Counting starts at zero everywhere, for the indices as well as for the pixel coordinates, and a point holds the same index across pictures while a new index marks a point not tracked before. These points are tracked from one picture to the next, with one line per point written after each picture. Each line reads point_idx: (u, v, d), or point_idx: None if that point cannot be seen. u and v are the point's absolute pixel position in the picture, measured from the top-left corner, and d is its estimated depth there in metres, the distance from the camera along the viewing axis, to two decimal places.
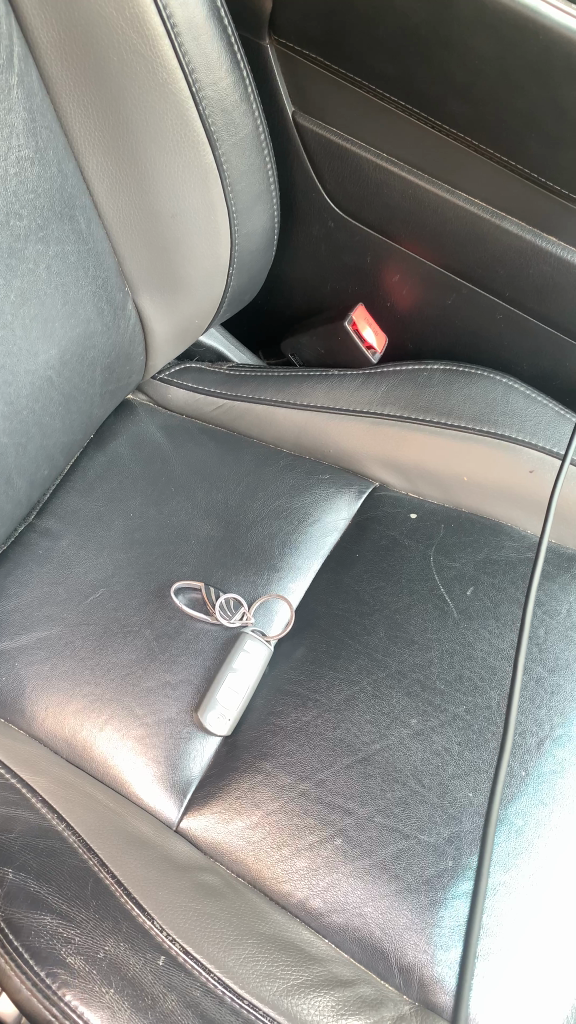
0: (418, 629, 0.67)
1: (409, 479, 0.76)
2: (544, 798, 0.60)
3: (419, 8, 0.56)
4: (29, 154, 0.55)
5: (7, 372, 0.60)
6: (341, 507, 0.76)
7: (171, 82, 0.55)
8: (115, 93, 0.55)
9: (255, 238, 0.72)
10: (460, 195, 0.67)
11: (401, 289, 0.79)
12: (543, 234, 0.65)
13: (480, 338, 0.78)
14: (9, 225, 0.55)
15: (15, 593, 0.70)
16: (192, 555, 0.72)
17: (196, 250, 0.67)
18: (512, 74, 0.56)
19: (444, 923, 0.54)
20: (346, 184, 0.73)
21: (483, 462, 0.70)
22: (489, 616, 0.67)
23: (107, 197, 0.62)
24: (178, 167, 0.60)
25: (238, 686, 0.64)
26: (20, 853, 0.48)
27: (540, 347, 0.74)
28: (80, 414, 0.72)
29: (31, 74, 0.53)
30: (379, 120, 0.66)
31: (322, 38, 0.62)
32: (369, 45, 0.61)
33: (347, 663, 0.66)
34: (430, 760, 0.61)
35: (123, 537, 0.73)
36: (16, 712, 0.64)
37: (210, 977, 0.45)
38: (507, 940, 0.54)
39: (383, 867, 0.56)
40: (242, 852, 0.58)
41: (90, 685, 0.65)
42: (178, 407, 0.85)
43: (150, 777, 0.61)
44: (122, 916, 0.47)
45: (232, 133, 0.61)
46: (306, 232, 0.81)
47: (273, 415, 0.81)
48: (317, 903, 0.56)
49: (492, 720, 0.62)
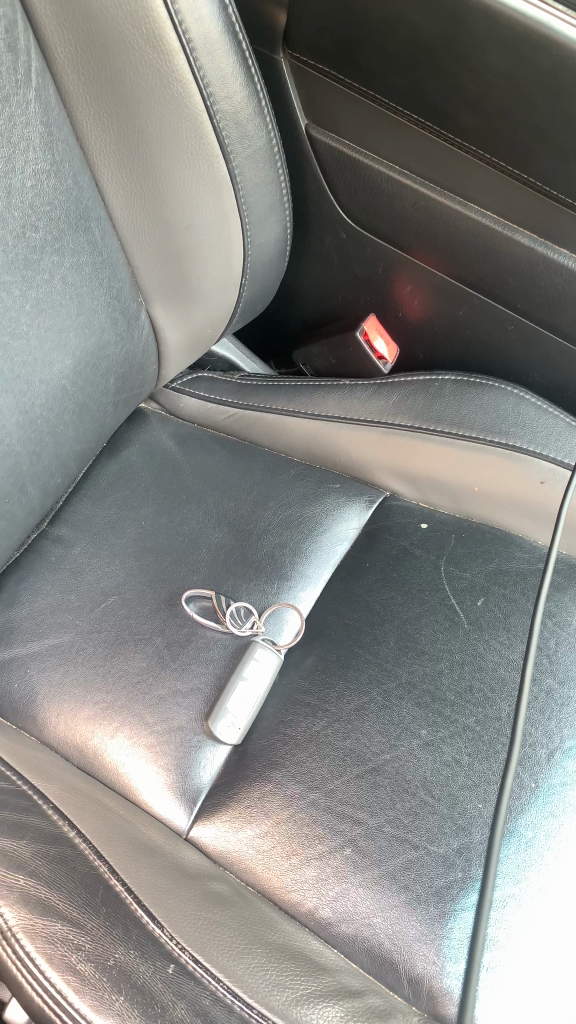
0: (428, 639, 0.67)
1: (419, 488, 0.76)
2: (554, 809, 0.60)
3: (431, 23, 0.57)
4: (46, 166, 0.55)
5: (22, 381, 0.61)
6: (351, 516, 0.77)
7: (187, 96, 0.56)
8: (131, 107, 0.56)
9: (267, 248, 0.72)
10: (473, 207, 0.67)
11: (412, 299, 0.79)
12: (554, 247, 0.65)
13: (491, 349, 0.78)
14: (25, 237, 0.56)
15: (28, 599, 0.70)
16: (203, 563, 0.73)
17: (210, 259, 0.67)
18: (525, 90, 0.56)
19: (453, 934, 0.54)
20: (359, 195, 0.73)
21: (494, 472, 0.71)
22: (500, 628, 0.67)
23: (122, 207, 0.63)
24: (193, 180, 0.61)
25: (249, 694, 0.64)
26: (31, 859, 0.48)
27: (551, 357, 0.74)
28: (93, 423, 0.72)
29: (49, 88, 0.54)
30: (391, 133, 0.66)
31: (336, 52, 0.63)
32: (382, 59, 0.61)
33: (357, 673, 0.66)
34: (440, 771, 0.61)
35: (135, 544, 0.74)
36: (28, 718, 0.65)
37: (220, 985, 0.46)
38: (517, 952, 0.54)
39: (393, 877, 0.56)
40: (253, 861, 0.58)
41: (102, 693, 0.65)
42: (190, 415, 0.86)
43: (160, 785, 0.62)
44: (132, 924, 0.47)
45: (246, 145, 0.62)
46: (318, 242, 0.81)
47: (284, 424, 0.82)
48: (326, 913, 0.56)
49: (503, 731, 0.62)
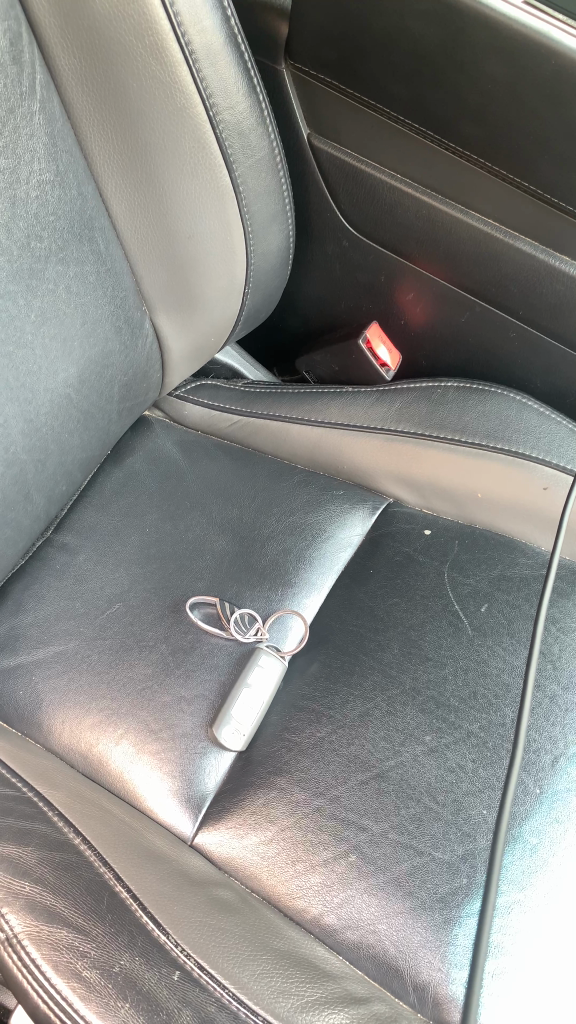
0: (432, 646, 0.67)
1: (423, 495, 0.76)
2: (558, 816, 0.60)
3: (431, 33, 0.57)
4: (51, 176, 0.56)
5: (27, 389, 0.61)
6: (355, 522, 0.77)
7: (190, 106, 0.56)
8: (134, 116, 0.56)
9: (270, 257, 0.73)
10: (474, 215, 0.67)
11: (415, 306, 0.80)
12: (556, 254, 0.65)
13: (493, 355, 0.78)
14: (30, 246, 0.56)
15: (33, 607, 0.71)
16: (207, 570, 0.73)
17: (213, 268, 0.68)
18: (525, 99, 0.57)
19: (459, 940, 0.54)
20: (361, 204, 0.73)
21: (497, 478, 0.71)
22: (504, 633, 0.67)
23: (126, 217, 0.63)
24: (196, 189, 0.61)
25: (253, 701, 0.64)
26: (37, 866, 0.49)
27: (553, 364, 0.75)
28: (98, 431, 0.73)
29: (53, 100, 0.55)
30: (393, 142, 0.67)
31: (337, 63, 0.64)
32: (382, 69, 0.62)
33: (361, 679, 0.66)
34: (445, 776, 0.61)
35: (140, 551, 0.74)
36: (33, 726, 0.65)
37: (225, 993, 0.46)
38: (521, 959, 0.54)
39: (397, 883, 0.57)
40: (258, 868, 0.59)
41: (106, 700, 0.65)
42: (194, 423, 0.86)
43: (165, 791, 0.62)
44: (138, 931, 0.47)
45: (248, 155, 0.62)
46: (321, 250, 0.82)
47: (287, 431, 0.82)
48: (331, 919, 0.56)
49: (507, 737, 0.62)
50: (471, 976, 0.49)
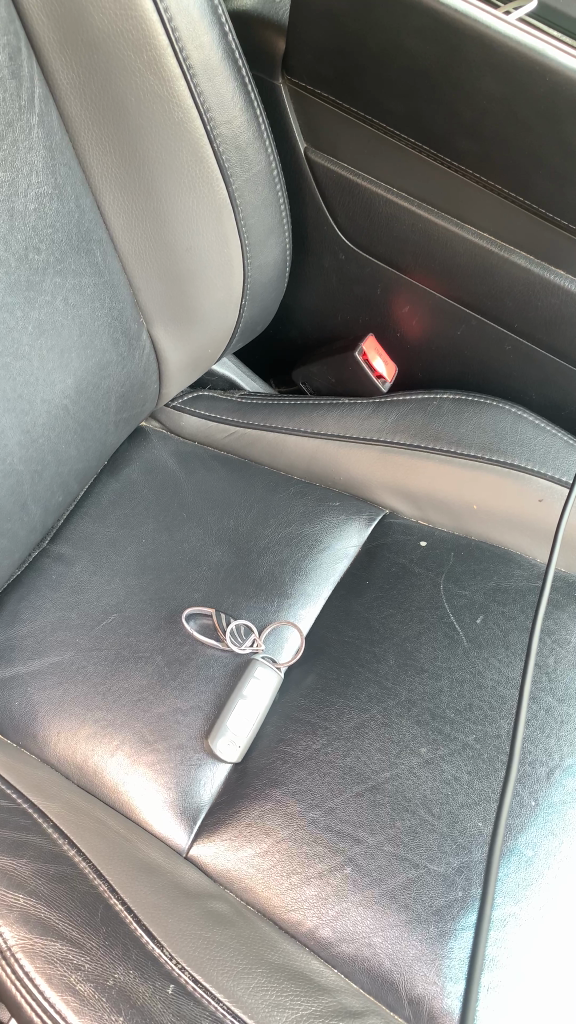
0: (427, 656, 0.68)
1: (419, 506, 0.77)
2: (553, 828, 0.60)
3: (427, 49, 0.58)
4: (48, 189, 0.56)
5: (24, 400, 0.62)
6: (351, 532, 0.77)
7: (187, 120, 0.57)
8: (131, 130, 0.57)
9: (267, 269, 0.73)
10: (469, 229, 0.68)
11: (411, 319, 0.80)
12: (551, 267, 0.66)
13: (489, 368, 0.79)
14: (27, 258, 0.56)
15: (29, 617, 0.71)
16: (203, 580, 0.73)
17: (210, 280, 0.68)
18: (520, 115, 0.57)
19: (454, 955, 0.54)
20: (357, 217, 0.74)
21: (493, 490, 0.71)
22: (499, 645, 0.67)
23: (123, 230, 0.63)
24: (194, 202, 0.61)
25: (249, 711, 0.64)
26: (31, 878, 0.48)
27: (549, 377, 0.75)
28: (95, 441, 0.73)
29: (51, 113, 0.55)
30: (389, 157, 0.67)
31: (334, 79, 0.64)
32: (379, 84, 0.62)
33: (356, 691, 0.66)
34: (440, 787, 0.61)
35: (136, 562, 0.74)
36: (28, 736, 0.65)
37: (220, 1006, 0.45)
38: (516, 972, 0.54)
39: (393, 896, 0.56)
40: (253, 880, 0.59)
41: (101, 711, 0.65)
42: (191, 433, 0.87)
43: (160, 801, 0.62)
44: (133, 945, 0.47)
45: (245, 170, 0.63)
46: (318, 263, 0.82)
47: (283, 441, 0.82)
48: (326, 932, 0.56)
49: (502, 749, 0.62)
50: (467, 985, 0.49)
